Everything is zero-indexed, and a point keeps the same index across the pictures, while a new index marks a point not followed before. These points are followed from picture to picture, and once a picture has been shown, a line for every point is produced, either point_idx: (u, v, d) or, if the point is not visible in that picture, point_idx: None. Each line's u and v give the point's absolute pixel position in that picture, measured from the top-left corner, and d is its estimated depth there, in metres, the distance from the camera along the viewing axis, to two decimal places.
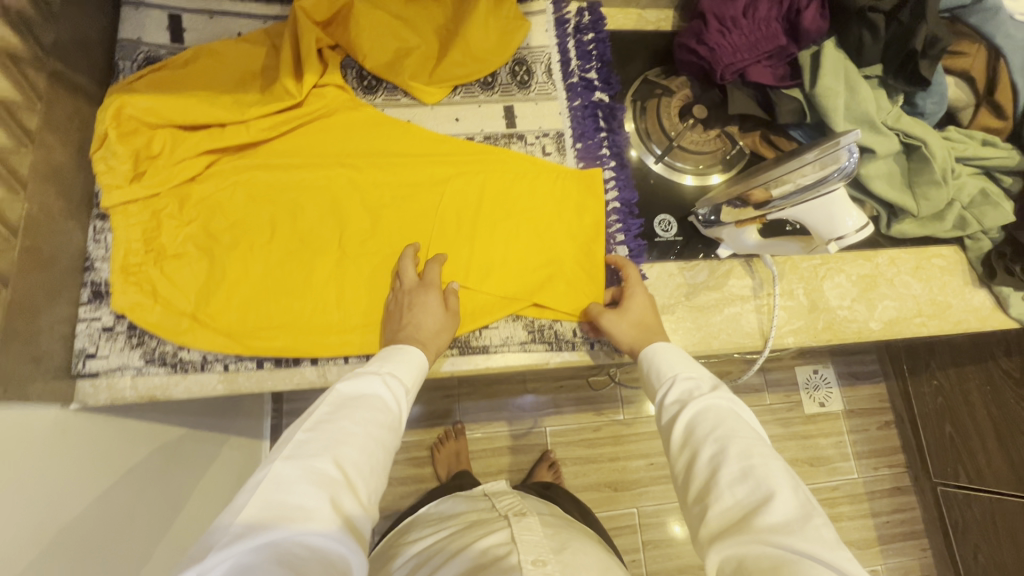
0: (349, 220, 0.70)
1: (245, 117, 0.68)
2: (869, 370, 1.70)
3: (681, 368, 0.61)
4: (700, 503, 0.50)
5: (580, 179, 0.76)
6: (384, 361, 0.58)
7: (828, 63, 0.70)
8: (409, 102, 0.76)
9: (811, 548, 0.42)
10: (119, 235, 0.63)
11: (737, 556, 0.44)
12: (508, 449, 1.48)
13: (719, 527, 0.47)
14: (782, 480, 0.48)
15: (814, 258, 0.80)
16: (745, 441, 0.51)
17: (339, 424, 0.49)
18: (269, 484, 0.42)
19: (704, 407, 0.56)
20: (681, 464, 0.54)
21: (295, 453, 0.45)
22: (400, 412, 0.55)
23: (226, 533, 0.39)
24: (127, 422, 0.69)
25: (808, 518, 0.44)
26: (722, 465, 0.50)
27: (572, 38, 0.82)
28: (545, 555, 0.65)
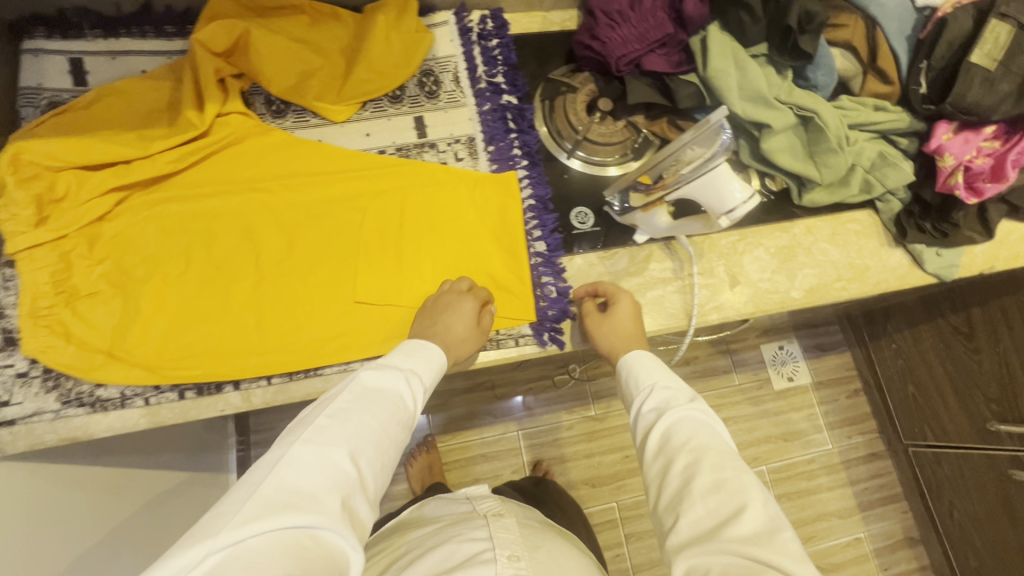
0: (265, 243, 0.71)
1: (150, 152, 0.69)
2: (834, 340, 1.71)
3: (658, 376, 0.60)
4: (670, 514, 0.49)
5: (494, 181, 0.77)
6: (407, 356, 0.59)
7: (714, 46, 0.73)
8: (319, 122, 0.78)
9: (778, 561, 0.43)
10: (27, 280, 0.63)
11: (706, 566, 0.44)
12: (481, 457, 1.47)
13: (690, 536, 0.47)
14: (752, 492, 0.48)
15: (732, 235, 0.82)
16: (718, 453, 0.51)
17: (357, 416, 0.50)
18: (287, 466, 0.44)
19: (677, 417, 0.56)
20: (654, 472, 0.54)
21: (314, 437, 0.46)
22: (414, 411, 0.55)
23: (239, 512, 0.40)
24: (50, 466, 0.68)
25: (774, 531, 0.45)
26: (696, 474, 0.50)
27: (477, 45, 0.85)
28: (519, 552, 0.67)
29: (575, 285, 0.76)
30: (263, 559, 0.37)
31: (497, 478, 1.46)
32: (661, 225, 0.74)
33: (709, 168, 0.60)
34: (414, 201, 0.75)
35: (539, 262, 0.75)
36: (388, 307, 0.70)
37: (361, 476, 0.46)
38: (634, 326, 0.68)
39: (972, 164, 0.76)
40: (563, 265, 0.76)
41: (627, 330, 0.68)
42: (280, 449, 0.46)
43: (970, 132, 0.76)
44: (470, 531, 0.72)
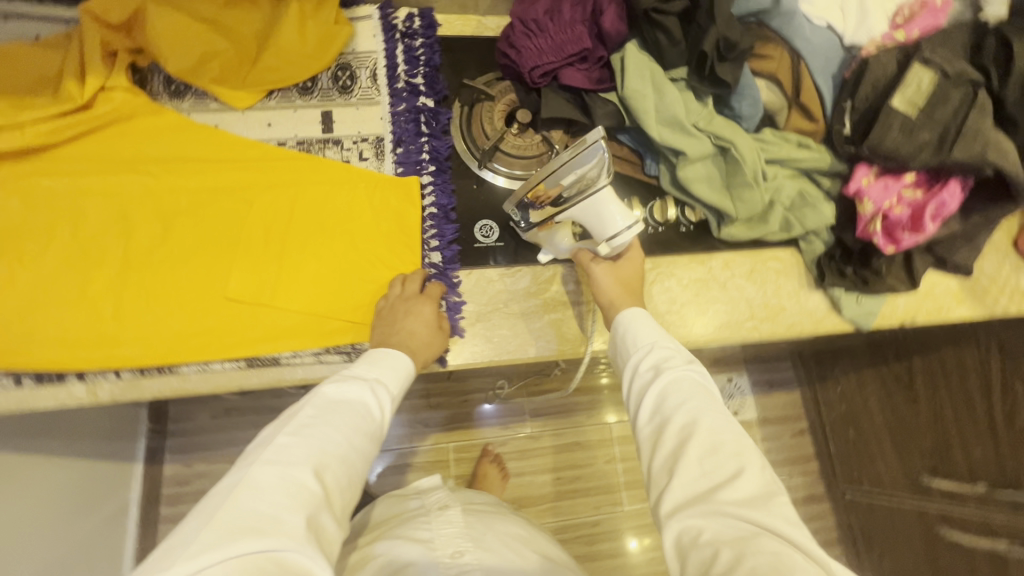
0: (140, 228, 0.67)
1: (19, 122, 0.65)
2: (784, 377, 1.66)
3: (659, 338, 0.60)
4: (663, 475, 0.50)
5: (396, 185, 0.74)
6: (375, 368, 0.59)
7: (632, 66, 0.70)
8: (219, 107, 0.74)
9: (772, 523, 0.43)
10: None
11: (698, 527, 0.45)
12: (407, 467, 1.43)
13: (682, 498, 0.47)
14: (749, 457, 0.48)
15: (644, 263, 0.79)
16: (716, 416, 0.52)
17: (319, 431, 0.49)
18: (244, 490, 0.43)
19: (677, 377, 0.56)
20: (647, 435, 0.54)
21: (275, 456, 0.46)
22: (382, 419, 0.56)
23: (194, 540, 0.39)
24: None
25: (770, 497, 0.46)
26: (693, 436, 0.50)
27: (400, 43, 0.81)
28: (464, 547, 0.69)
29: (468, 301, 0.72)
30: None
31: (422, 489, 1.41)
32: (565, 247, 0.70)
33: (594, 188, 0.62)
34: (307, 199, 0.71)
35: (432, 274, 0.72)
36: (262, 307, 0.67)
37: (327, 491, 0.46)
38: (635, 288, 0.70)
39: (891, 212, 0.73)
40: (458, 279, 0.73)
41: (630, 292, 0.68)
42: (239, 473, 0.45)
43: (890, 178, 0.73)
44: (414, 531, 0.73)
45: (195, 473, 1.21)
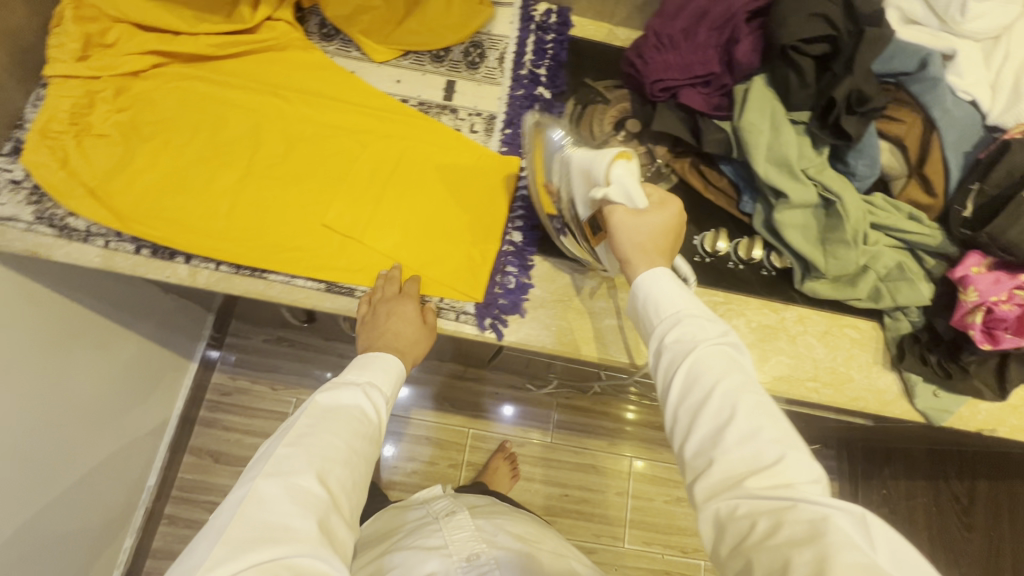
0: (266, 144, 0.74)
1: (197, 31, 0.74)
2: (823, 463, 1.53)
3: (683, 304, 0.53)
4: (699, 457, 0.46)
5: (496, 162, 0.77)
6: (360, 370, 0.59)
7: (754, 99, 0.70)
8: (359, 56, 0.81)
9: (818, 499, 0.40)
10: (50, 102, 0.69)
11: (734, 501, 0.42)
12: (426, 440, 1.46)
13: (719, 477, 0.44)
14: (791, 440, 0.45)
15: (716, 296, 0.78)
16: (754, 397, 0.47)
17: (319, 437, 0.49)
18: (250, 504, 0.43)
19: (707, 351, 0.50)
20: (680, 416, 0.49)
21: (276, 468, 0.46)
22: (378, 419, 0.56)
23: (207, 555, 0.40)
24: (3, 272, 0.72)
25: (813, 481, 0.43)
26: (733, 422, 0.46)
27: (533, 34, 0.85)
28: (479, 551, 0.69)
29: (537, 285, 0.74)
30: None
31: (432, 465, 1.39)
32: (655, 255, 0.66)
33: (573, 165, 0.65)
34: (413, 154, 0.76)
35: (510, 250, 0.75)
36: (350, 240, 0.72)
37: (333, 496, 0.46)
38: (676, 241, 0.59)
39: (998, 308, 0.67)
40: (532, 263, 0.74)
41: (663, 249, 0.57)
42: (244, 486, 0.45)
43: (1004, 273, 0.68)
44: (429, 539, 0.72)
45: (236, 388, 1.27)
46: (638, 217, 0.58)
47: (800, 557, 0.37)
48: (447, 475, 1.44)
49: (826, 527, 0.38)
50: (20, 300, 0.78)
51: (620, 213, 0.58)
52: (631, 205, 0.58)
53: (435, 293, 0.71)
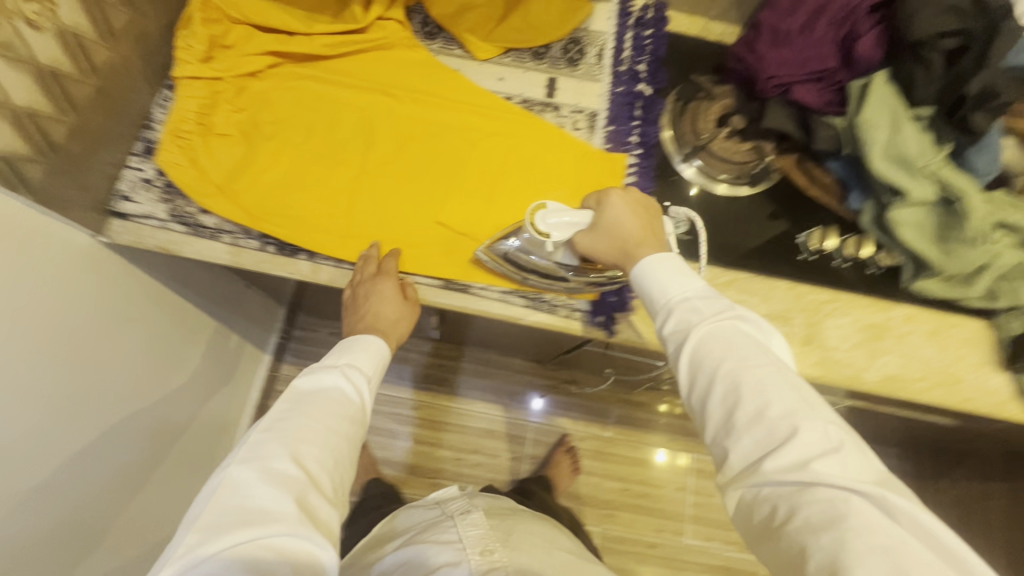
0: (379, 143, 0.75)
1: (312, 31, 0.75)
2: None
3: (675, 290, 0.55)
4: (716, 444, 0.48)
5: (601, 159, 0.77)
6: (342, 356, 0.62)
7: (876, 95, 0.69)
8: (462, 54, 0.82)
9: (828, 478, 0.41)
10: (179, 103, 0.71)
11: (757, 486, 0.44)
12: (488, 432, 1.47)
13: (738, 462, 0.46)
14: (801, 411, 0.45)
15: (822, 294, 0.78)
16: (761, 372, 0.47)
17: (296, 421, 0.51)
18: (225, 490, 0.45)
19: (707, 333, 0.51)
20: (695, 404, 0.51)
21: (249, 454, 0.47)
22: (362, 400, 0.59)
23: (184, 539, 0.42)
24: (128, 266, 0.74)
25: (827, 452, 0.43)
26: (738, 405, 0.47)
27: (631, 30, 0.85)
28: (492, 546, 0.66)
29: None
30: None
31: None
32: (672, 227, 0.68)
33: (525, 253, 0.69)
34: (521, 153, 0.77)
35: None
36: (463, 238, 0.73)
37: (312, 476, 0.48)
38: (653, 214, 0.63)
39: None
40: None
41: (643, 228, 0.61)
42: (219, 474, 0.47)
43: None
44: (444, 534, 0.70)
45: None
46: (603, 227, 0.63)
47: (818, 540, 0.40)
48: (510, 468, 1.45)
49: (847, 510, 0.40)
50: (154, 303, 0.80)
51: (586, 240, 0.63)
52: (584, 227, 0.65)
53: (547, 291, 0.72)
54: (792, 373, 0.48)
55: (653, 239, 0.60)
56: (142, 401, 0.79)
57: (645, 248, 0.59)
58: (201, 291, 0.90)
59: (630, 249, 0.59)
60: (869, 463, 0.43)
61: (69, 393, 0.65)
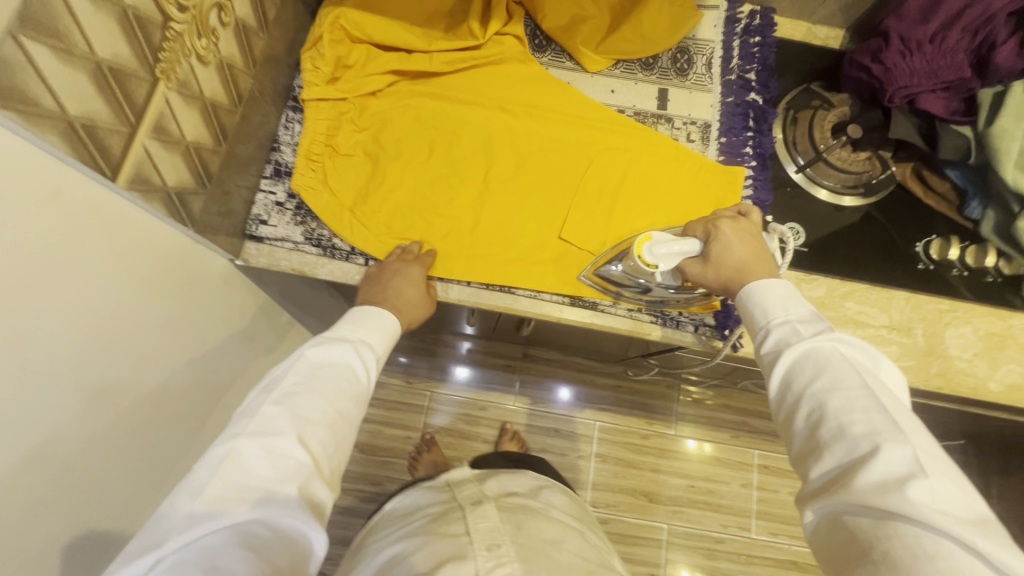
0: (498, 160, 0.76)
1: (431, 49, 0.75)
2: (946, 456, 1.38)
3: (775, 312, 0.51)
4: (800, 463, 0.43)
5: (720, 172, 0.77)
6: (350, 327, 0.58)
7: (1011, 104, 0.67)
8: (572, 67, 0.82)
9: (919, 513, 0.35)
10: (309, 125, 0.72)
11: (836, 513, 0.39)
12: (552, 430, 1.41)
13: (819, 483, 0.41)
14: (895, 434, 0.39)
15: (941, 303, 0.77)
16: (850, 393, 0.42)
17: (304, 398, 0.48)
18: (230, 463, 0.42)
19: (801, 354, 0.47)
20: (781, 419, 0.47)
21: (258, 427, 0.45)
22: (366, 381, 0.55)
23: (186, 512, 0.39)
24: (251, 285, 0.75)
25: (921, 483, 0.37)
26: (822, 423, 0.42)
27: (738, 37, 0.84)
28: (501, 539, 0.59)
29: None
30: (219, 557, 0.37)
31: (560, 457, 1.40)
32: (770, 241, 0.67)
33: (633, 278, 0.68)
34: (639, 167, 0.77)
35: None
36: (587, 255, 0.73)
37: (316, 462, 0.46)
38: (761, 241, 0.61)
39: None
40: None
41: (757, 255, 0.58)
42: (225, 443, 0.44)
43: None
44: (450, 527, 0.63)
45: None
46: (713, 256, 0.60)
47: None
48: (576, 466, 1.39)
49: (928, 545, 0.34)
50: (265, 320, 0.81)
51: (696, 267, 0.61)
52: (694, 256, 0.62)
53: (675, 308, 0.71)
54: (889, 400, 0.42)
55: (767, 266, 0.57)
56: (224, 419, 0.73)
57: (756, 274, 0.56)
58: (300, 304, 0.91)
59: (745, 276, 0.57)
60: (966, 499, 0.37)
61: (195, 409, 0.65)
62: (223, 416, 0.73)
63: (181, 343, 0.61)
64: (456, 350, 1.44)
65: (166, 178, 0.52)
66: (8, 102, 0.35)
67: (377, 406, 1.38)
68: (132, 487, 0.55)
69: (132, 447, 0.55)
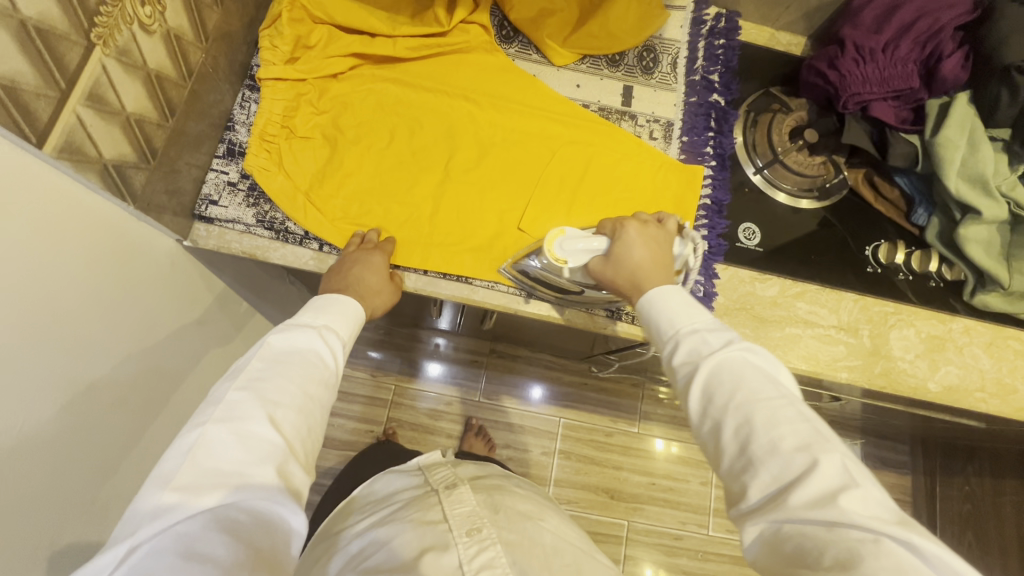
0: (461, 149, 0.75)
1: (395, 34, 0.74)
2: (898, 460, 1.47)
3: (684, 323, 0.53)
4: (732, 479, 0.43)
5: (681, 171, 0.78)
6: (320, 312, 0.57)
7: (955, 115, 0.70)
8: (539, 59, 0.81)
9: (858, 520, 0.36)
10: (265, 105, 0.70)
11: (777, 530, 0.39)
12: (517, 427, 1.41)
13: (757, 500, 0.41)
14: (821, 441, 0.41)
15: (887, 306, 0.80)
16: (773, 403, 0.44)
17: (272, 382, 0.47)
18: (199, 451, 0.41)
19: (719, 365, 0.48)
20: (708, 434, 0.47)
21: (225, 414, 0.44)
22: (337, 364, 0.54)
23: (157, 500, 0.38)
24: (202, 267, 0.73)
25: (853, 489, 0.38)
26: (751, 438, 0.43)
27: (703, 39, 0.85)
28: (480, 524, 0.63)
29: (720, 293, 0.77)
30: (197, 541, 0.37)
31: (524, 453, 1.40)
32: (683, 247, 0.67)
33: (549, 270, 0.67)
34: (600, 161, 0.77)
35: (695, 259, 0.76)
36: None
37: (291, 445, 0.45)
38: (666, 248, 0.63)
39: None
40: (717, 272, 0.77)
41: (655, 260, 0.60)
42: (192, 430, 0.42)
43: None
44: (425, 511, 0.66)
45: None
46: (614, 255, 0.62)
47: None
48: (540, 462, 1.40)
49: (876, 553, 0.35)
50: (217, 305, 0.79)
51: (599, 264, 0.62)
52: (599, 253, 0.63)
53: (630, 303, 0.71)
54: (802, 404, 0.44)
55: (662, 273, 0.59)
56: (168, 405, 0.70)
57: (650, 279, 0.58)
58: (257, 290, 0.88)
59: (637, 280, 0.59)
60: (890, 499, 0.38)
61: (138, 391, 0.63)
62: (169, 401, 0.71)
63: (128, 326, 0.59)
64: (423, 344, 1.43)
65: (103, 150, 0.50)
66: None
67: (341, 399, 1.36)
68: (68, 471, 0.53)
69: (80, 424, 0.54)
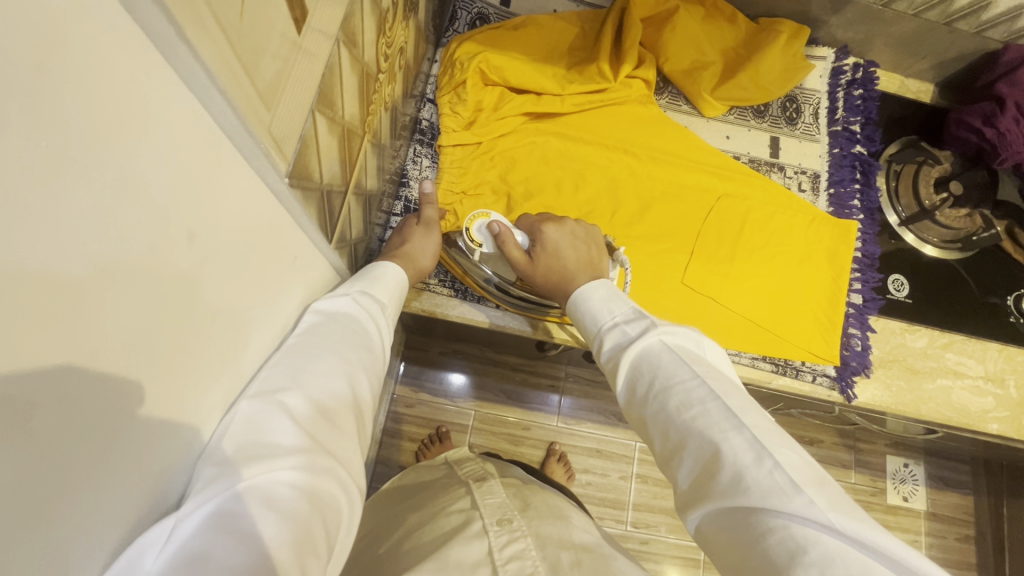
0: (625, 204, 0.76)
1: (564, 91, 0.75)
2: (959, 479, 1.19)
3: (605, 317, 0.47)
4: (666, 469, 0.38)
5: (834, 225, 0.79)
6: (363, 280, 0.49)
7: None
8: (688, 110, 0.83)
9: (772, 506, 0.31)
10: (447, 166, 0.72)
11: (709, 526, 0.34)
12: (595, 451, 1.12)
13: (689, 493, 0.36)
14: (730, 419, 0.35)
15: None
16: (684, 388, 0.38)
17: (311, 353, 0.38)
18: (240, 424, 0.32)
19: (636, 357, 0.42)
20: (638, 425, 0.42)
21: (262, 390, 0.35)
22: (376, 335, 0.45)
23: (197, 475, 0.30)
24: None
25: (770, 469, 0.32)
26: (670, 428, 0.37)
27: (843, 89, 0.86)
28: (513, 514, 0.47)
29: (875, 345, 0.77)
30: (238, 513, 0.29)
31: (601, 478, 1.11)
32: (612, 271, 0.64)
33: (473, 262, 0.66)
34: (757, 212, 0.78)
35: (851, 311, 0.78)
36: (712, 301, 0.74)
37: (329, 416, 0.36)
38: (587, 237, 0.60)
39: None
40: (871, 324, 0.78)
41: (579, 260, 0.57)
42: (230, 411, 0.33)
43: None
44: (450, 502, 0.51)
45: (420, 401, 1.10)
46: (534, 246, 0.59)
47: None
48: (616, 488, 1.10)
49: (802, 547, 0.29)
50: None
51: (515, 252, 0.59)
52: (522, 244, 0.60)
53: (796, 356, 0.74)
54: (720, 381, 0.38)
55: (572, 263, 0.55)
56: None
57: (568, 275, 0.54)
58: None
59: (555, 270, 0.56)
60: (805, 464, 0.33)
61: None
62: None
63: None
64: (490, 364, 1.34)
65: (352, 232, 0.51)
66: (297, 181, 0.33)
67: (413, 422, 1.08)
68: None
69: None
